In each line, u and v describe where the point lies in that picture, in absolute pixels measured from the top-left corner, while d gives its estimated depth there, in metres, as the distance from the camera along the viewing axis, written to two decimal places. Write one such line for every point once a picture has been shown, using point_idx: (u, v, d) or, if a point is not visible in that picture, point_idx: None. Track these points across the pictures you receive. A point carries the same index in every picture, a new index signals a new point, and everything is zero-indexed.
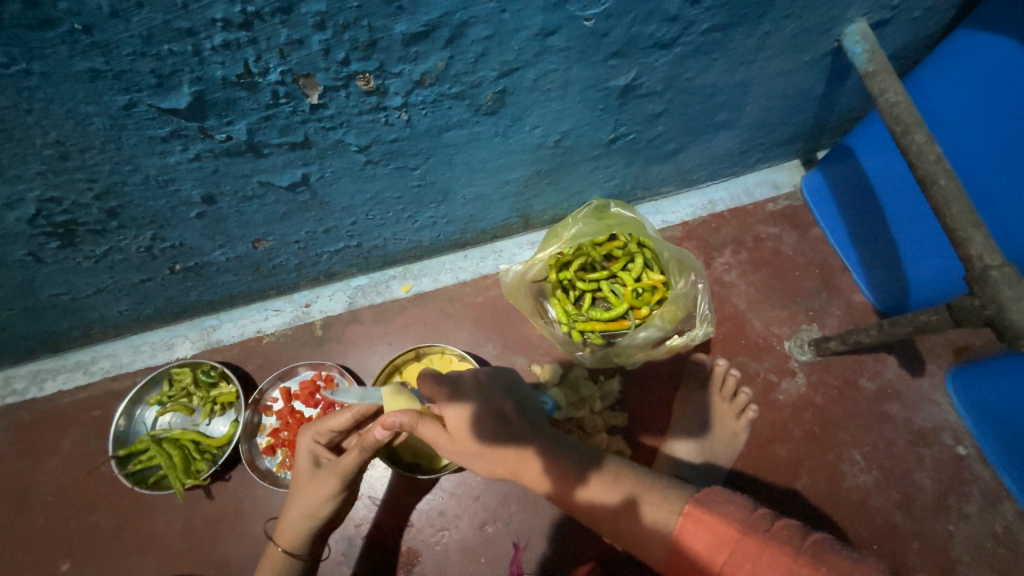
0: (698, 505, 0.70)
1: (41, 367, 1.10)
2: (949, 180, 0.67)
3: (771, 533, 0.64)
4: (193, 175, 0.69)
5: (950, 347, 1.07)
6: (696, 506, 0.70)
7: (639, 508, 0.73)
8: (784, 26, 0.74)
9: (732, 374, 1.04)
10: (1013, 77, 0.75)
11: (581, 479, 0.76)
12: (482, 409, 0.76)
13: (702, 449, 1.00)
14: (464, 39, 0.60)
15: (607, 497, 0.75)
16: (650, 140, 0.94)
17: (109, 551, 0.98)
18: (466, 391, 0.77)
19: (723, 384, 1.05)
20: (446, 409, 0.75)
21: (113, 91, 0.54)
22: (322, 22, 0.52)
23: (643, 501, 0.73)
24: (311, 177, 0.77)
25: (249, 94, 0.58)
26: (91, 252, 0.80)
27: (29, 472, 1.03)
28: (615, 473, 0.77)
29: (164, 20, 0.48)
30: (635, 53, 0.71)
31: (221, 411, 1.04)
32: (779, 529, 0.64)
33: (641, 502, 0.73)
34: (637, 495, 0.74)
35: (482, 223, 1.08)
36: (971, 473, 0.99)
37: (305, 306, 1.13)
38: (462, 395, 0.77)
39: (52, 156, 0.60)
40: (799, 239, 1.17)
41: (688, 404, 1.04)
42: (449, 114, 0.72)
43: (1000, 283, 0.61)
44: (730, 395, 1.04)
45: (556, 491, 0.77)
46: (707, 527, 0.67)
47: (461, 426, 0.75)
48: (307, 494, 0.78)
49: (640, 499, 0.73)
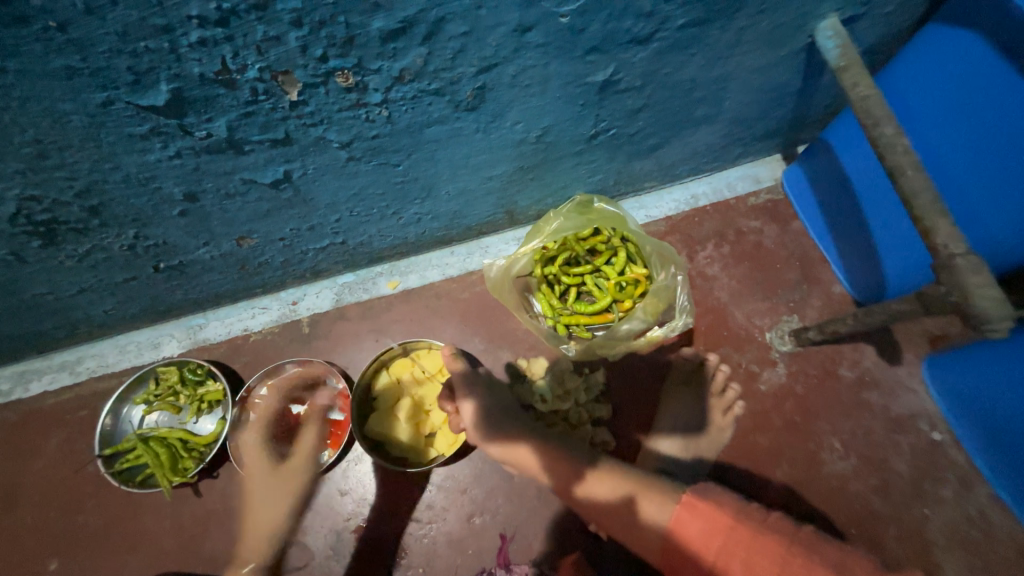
0: (694, 497, 0.76)
1: (26, 367, 1.09)
2: (916, 172, 0.70)
3: (766, 522, 0.72)
4: (174, 173, 0.70)
5: (927, 336, 1.10)
6: (692, 496, 0.77)
7: (636, 503, 0.78)
8: (758, 22, 0.76)
9: (722, 370, 1.07)
10: (970, 71, 0.76)
11: (579, 475, 0.82)
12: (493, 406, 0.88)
13: (687, 444, 1.03)
14: (441, 35, 0.61)
15: (605, 491, 0.80)
16: (630, 135, 0.96)
17: (95, 550, 0.98)
18: (480, 389, 0.90)
19: (713, 379, 1.07)
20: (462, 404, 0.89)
21: (90, 89, 0.54)
22: (298, 19, 0.53)
23: (638, 497, 0.79)
24: (293, 175, 0.77)
25: (227, 91, 0.59)
26: (73, 250, 0.80)
27: (15, 473, 1.03)
28: (610, 469, 0.82)
29: (139, 17, 0.49)
30: (612, 49, 0.73)
31: (208, 410, 1.04)
32: (773, 520, 0.72)
33: (639, 498, 0.78)
34: (636, 493, 0.79)
35: (468, 219, 1.09)
36: (946, 459, 1.02)
37: (292, 304, 1.13)
38: (476, 392, 0.89)
39: (31, 155, 0.61)
40: (780, 232, 1.19)
41: (673, 402, 1.06)
42: (430, 110, 0.73)
43: (965, 270, 0.64)
44: (720, 390, 1.06)
45: (557, 484, 0.83)
46: (702, 517, 0.74)
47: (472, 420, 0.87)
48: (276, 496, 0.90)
49: (637, 494, 0.79)
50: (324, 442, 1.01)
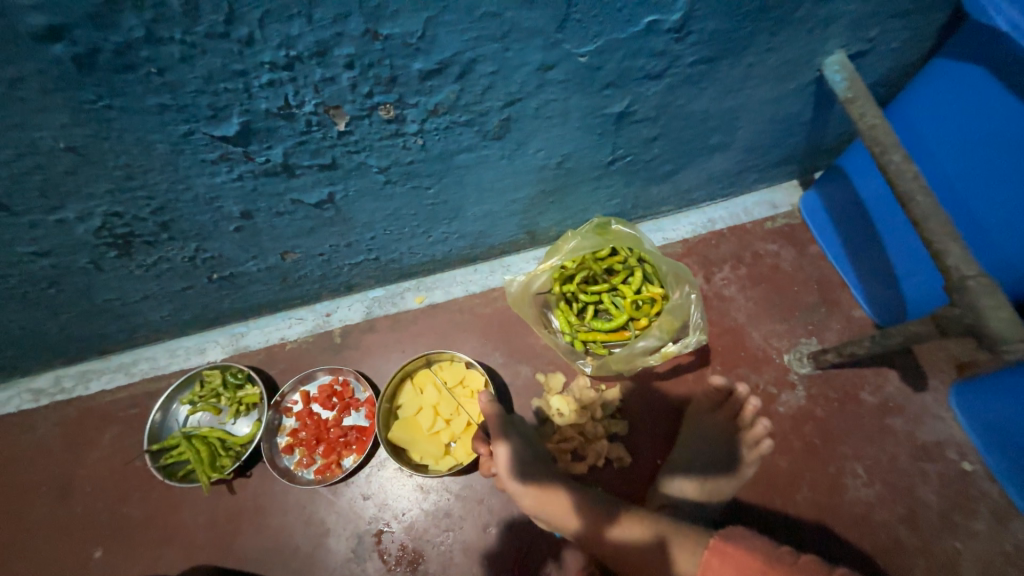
0: (722, 540, 0.82)
1: (87, 368, 1.20)
2: (926, 197, 0.72)
3: (798, 565, 0.77)
4: (235, 193, 0.79)
5: (953, 362, 1.08)
6: (721, 541, 0.82)
7: (668, 546, 0.84)
8: (766, 58, 0.81)
9: (752, 403, 1.03)
10: (974, 101, 0.80)
11: (610, 519, 0.86)
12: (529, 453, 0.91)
13: (703, 486, 0.99)
14: (473, 74, 0.69)
15: (633, 534, 0.85)
16: (646, 162, 1.01)
17: (137, 541, 1.05)
18: (514, 433, 0.93)
19: (742, 411, 1.04)
20: (496, 448, 0.90)
21: (175, 122, 0.64)
22: (351, 63, 0.62)
23: (670, 539, 0.84)
24: (336, 196, 0.86)
25: (286, 123, 0.68)
26: (142, 261, 0.90)
27: (71, 465, 1.12)
28: (639, 512, 0.88)
29: (222, 64, 0.58)
30: (627, 84, 0.79)
31: (246, 412, 1.11)
32: (805, 562, 0.77)
33: (671, 541, 0.84)
34: (666, 534, 0.85)
35: (491, 239, 1.15)
36: (978, 490, 0.99)
37: (325, 315, 1.21)
38: (510, 436, 0.92)
39: (120, 177, 0.71)
40: (797, 256, 1.21)
41: (694, 436, 1.04)
42: (460, 139, 0.80)
43: (977, 291, 0.65)
44: (748, 423, 1.03)
45: (586, 529, 0.86)
46: (731, 560, 0.79)
47: (507, 465, 0.89)
48: (317, 508, 1.05)
49: (665, 535, 0.84)
50: (350, 447, 1.06)
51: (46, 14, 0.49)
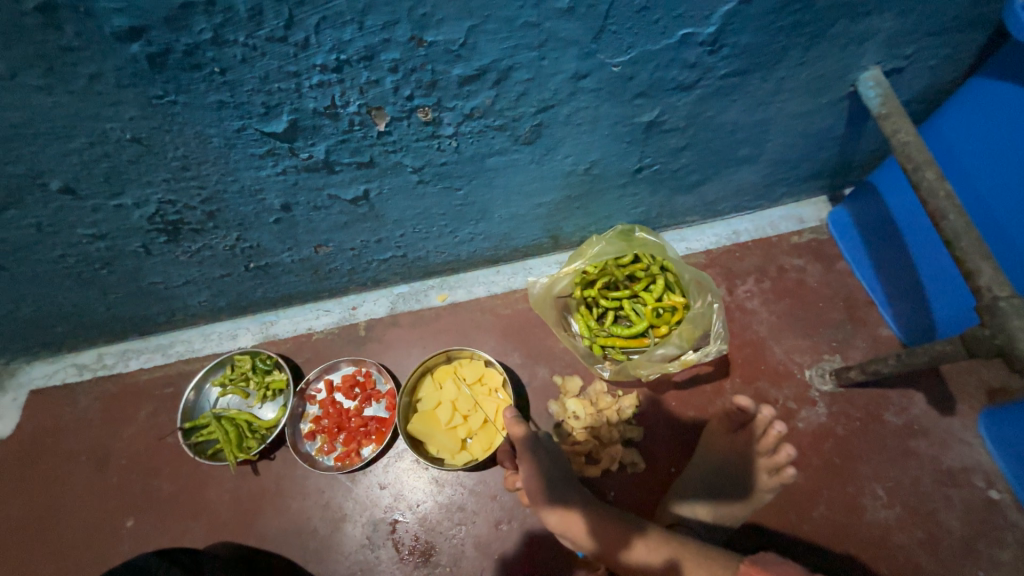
0: (754, 565, 0.78)
1: (129, 347, 1.26)
2: (959, 216, 0.70)
3: None
4: (279, 187, 0.84)
5: (984, 388, 1.05)
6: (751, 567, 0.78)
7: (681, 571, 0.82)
8: (799, 72, 0.82)
9: (775, 427, 0.96)
10: (1012, 120, 0.79)
11: (626, 542, 0.86)
12: (554, 471, 0.91)
13: (714, 510, 0.99)
14: (508, 80, 0.72)
15: (652, 557, 0.85)
16: (673, 171, 1.02)
17: (165, 513, 1.10)
18: (541, 453, 0.91)
19: (763, 436, 0.98)
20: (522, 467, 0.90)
21: (231, 118, 0.68)
22: (395, 67, 0.65)
23: (682, 564, 0.82)
24: (370, 194, 0.90)
25: (331, 122, 0.72)
26: (188, 247, 0.95)
27: (108, 437, 1.18)
28: (660, 536, 0.87)
29: (278, 66, 0.62)
30: (658, 94, 0.81)
31: (272, 397, 1.15)
32: None
33: (683, 566, 0.82)
34: (681, 558, 0.83)
35: (515, 241, 1.18)
36: (1005, 520, 0.96)
37: (351, 309, 1.26)
38: (537, 457, 0.90)
39: (176, 168, 0.76)
40: (824, 272, 1.20)
41: (707, 458, 1.02)
42: (492, 143, 0.83)
43: (1009, 313, 0.64)
44: (769, 449, 0.97)
45: (601, 549, 0.87)
46: None
47: (531, 483, 0.89)
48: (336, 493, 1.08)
49: (683, 560, 0.83)
50: (369, 437, 1.10)
51: (129, 16, 0.53)
